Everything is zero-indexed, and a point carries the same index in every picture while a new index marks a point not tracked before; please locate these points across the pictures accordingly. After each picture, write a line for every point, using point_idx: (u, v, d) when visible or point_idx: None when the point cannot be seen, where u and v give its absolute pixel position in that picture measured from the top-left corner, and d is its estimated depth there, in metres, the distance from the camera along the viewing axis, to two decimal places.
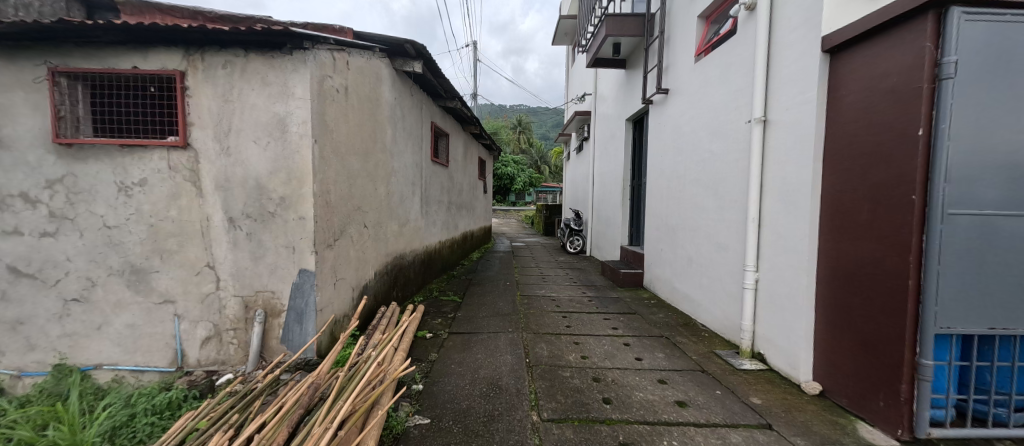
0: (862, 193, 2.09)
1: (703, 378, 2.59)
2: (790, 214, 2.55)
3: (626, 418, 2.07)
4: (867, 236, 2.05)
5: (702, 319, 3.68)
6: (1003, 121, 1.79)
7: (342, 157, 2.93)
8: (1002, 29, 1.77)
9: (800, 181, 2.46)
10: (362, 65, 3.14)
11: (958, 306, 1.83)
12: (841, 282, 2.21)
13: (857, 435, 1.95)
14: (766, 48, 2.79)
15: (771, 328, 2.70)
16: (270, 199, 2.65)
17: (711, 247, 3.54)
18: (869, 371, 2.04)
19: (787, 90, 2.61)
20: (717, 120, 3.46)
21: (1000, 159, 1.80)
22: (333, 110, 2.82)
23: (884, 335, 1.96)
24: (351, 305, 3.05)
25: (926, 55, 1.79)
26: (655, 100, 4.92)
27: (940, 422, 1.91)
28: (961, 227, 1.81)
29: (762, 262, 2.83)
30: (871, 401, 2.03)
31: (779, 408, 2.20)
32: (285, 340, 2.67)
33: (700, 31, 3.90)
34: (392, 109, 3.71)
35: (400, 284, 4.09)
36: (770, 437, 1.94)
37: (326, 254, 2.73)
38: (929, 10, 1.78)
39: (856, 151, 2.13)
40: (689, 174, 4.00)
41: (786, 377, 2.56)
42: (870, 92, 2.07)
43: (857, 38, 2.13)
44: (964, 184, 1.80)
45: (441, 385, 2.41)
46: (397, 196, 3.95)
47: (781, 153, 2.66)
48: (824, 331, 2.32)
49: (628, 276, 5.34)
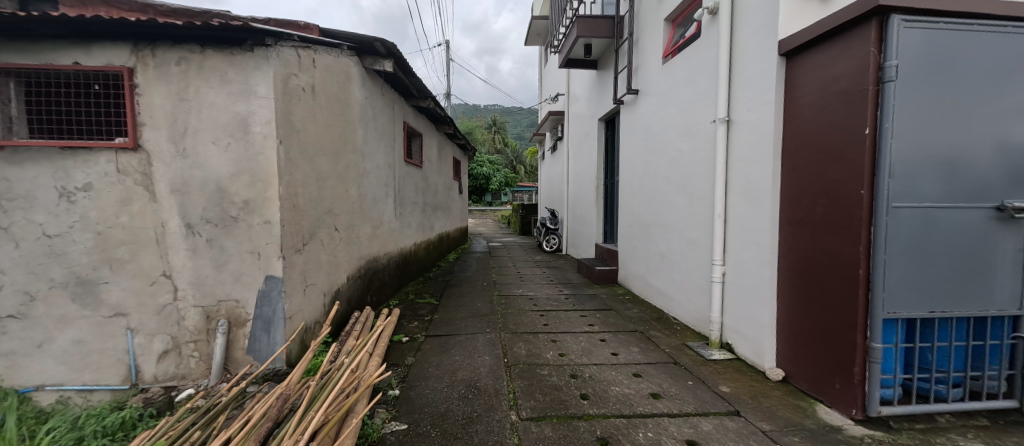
0: (817, 189, 2.22)
1: (676, 370, 2.67)
2: (754, 210, 2.66)
3: (603, 413, 2.11)
4: (822, 229, 2.18)
5: (674, 313, 3.81)
6: (937, 120, 1.95)
7: (311, 158, 2.84)
8: (935, 35, 1.93)
9: (761, 178, 2.59)
10: (330, 63, 3.04)
11: (902, 291, 1.97)
12: (800, 273, 2.33)
13: (817, 417, 2.06)
14: (728, 50, 2.90)
15: (738, 318, 2.82)
16: (232, 203, 2.52)
17: (681, 243, 3.65)
18: (828, 356, 2.16)
19: (748, 91, 2.74)
20: (685, 120, 3.58)
21: (937, 156, 1.96)
22: (299, 110, 2.72)
23: (838, 322, 2.09)
24: (323, 311, 2.95)
25: (870, 59, 1.93)
26: (626, 100, 5.05)
27: (889, 400, 2.06)
28: (905, 219, 1.95)
29: (729, 255, 2.95)
30: (828, 384, 2.16)
31: (747, 395, 2.30)
32: (252, 351, 2.55)
33: (666, 34, 4.02)
34: (363, 109, 3.62)
35: (374, 288, 3.98)
36: (738, 423, 2.03)
37: (294, 259, 2.64)
38: (873, 17, 1.92)
39: (811, 149, 2.25)
40: (660, 172, 4.12)
41: (752, 365, 2.68)
42: (822, 94, 2.19)
43: (810, 44, 2.26)
44: (906, 179, 1.94)
45: (418, 389, 2.38)
46: (370, 198, 3.85)
47: (744, 151, 2.78)
48: (786, 320, 2.45)
49: (603, 274, 5.44)
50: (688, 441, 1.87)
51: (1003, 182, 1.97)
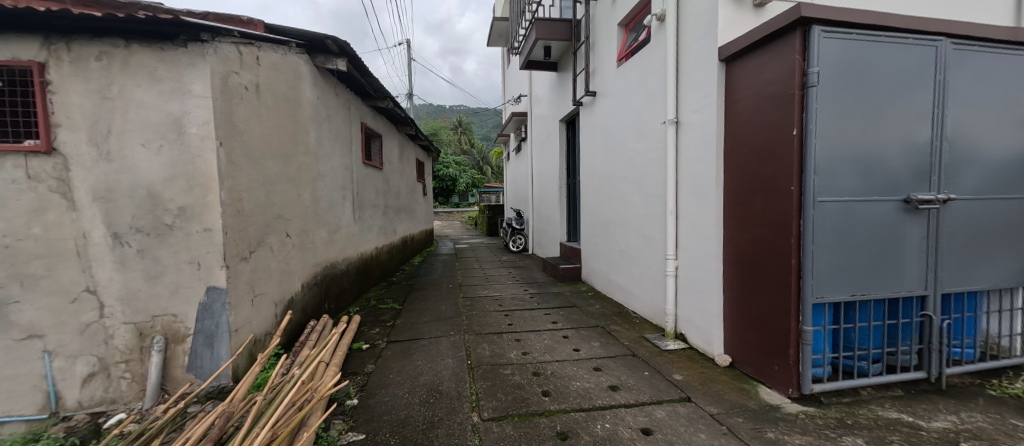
0: (754, 185, 2.38)
1: (633, 362, 2.77)
2: (701, 206, 2.82)
3: (564, 408, 2.15)
4: (760, 223, 2.35)
5: (633, 307, 3.95)
6: (853, 122, 2.15)
7: (258, 161, 2.70)
8: (851, 45, 2.13)
9: (706, 177, 2.75)
10: (277, 61, 2.91)
11: (828, 278, 2.16)
12: (743, 264, 2.49)
13: (759, 398, 2.22)
14: (675, 55, 3.06)
15: (690, 309, 2.98)
16: (167, 210, 2.34)
17: (638, 239, 3.79)
18: (767, 340, 2.32)
19: (693, 94, 2.90)
20: (639, 121, 3.72)
21: (854, 154, 2.16)
22: (242, 110, 2.58)
23: (775, 308, 2.26)
24: (275, 321, 2.80)
25: (795, 65, 2.10)
26: (584, 102, 5.18)
27: (819, 378, 2.24)
28: (829, 212, 2.14)
29: (680, 250, 3.10)
30: (768, 367, 2.33)
31: (697, 382, 2.44)
32: (193, 368, 2.38)
33: (620, 39, 4.17)
34: (316, 109, 3.47)
35: (332, 296, 3.83)
36: (688, 408, 2.14)
37: (240, 268, 2.50)
38: (797, 27, 2.09)
39: (749, 149, 2.42)
40: (618, 172, 4.26)
41: (703, 353, 2.84)
42: (756, 97, 2.36)
43: (745, 50, 2.42)
44: (828, 175, 2.13)
45: (378, 397, 2.31)
46: (326, 202, 3.70)
47: (691, 151, 2.93)
48: (732, 309, 2.62)
49: (567, 272, 5.56)
50: (642, 429, 1.95)
51: (909, 178, 2.22)
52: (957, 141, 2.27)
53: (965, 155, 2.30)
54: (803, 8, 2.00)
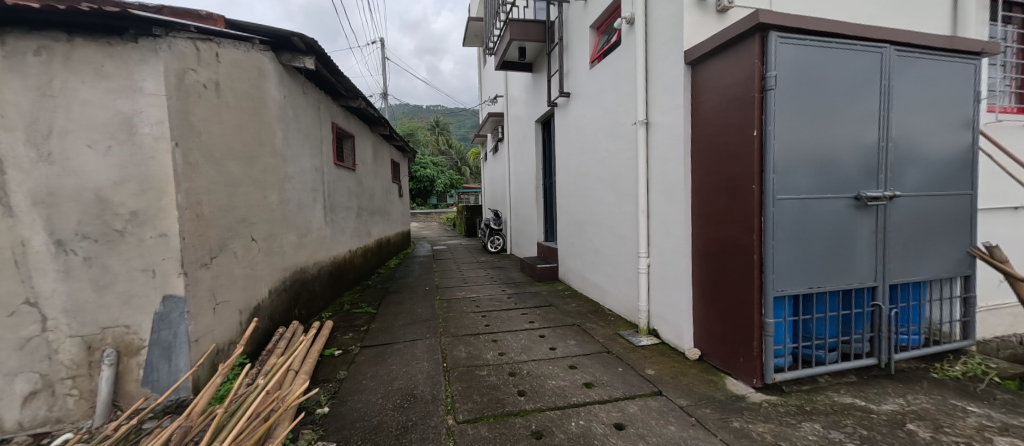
0: (720, 184, 2.47)
1: (608, 359, 2.82)
2: (671, 204, 2.90)
3: (539, 407, 2.16)
4: (725, 221, 2.44)
5: (608, 304, 4.02)
6: (808, 124, 2.27)
7: (218, 163, 2.58)
8: (805, 51, 2.24)
9: (675, 176, 2.83)
10: (239, 58, 2.79)
11: (788, 272, 2.27)
12: (710, 260, 2.58)
13: (726, 389, 2.30)
14: (644, 58, 3.13)
15: (662, 305, 3.06)
16: (117, 215, 2.20)
17: (612, 238, 3.86)
18: (733, 333, 2.42)
19: (661, 96, 2.98)
20: (611, 122, 3.79)
21: (810, 154, 2.28)
22: (200, 109, 2.46)
23: (740, 302, 2.35)
24: (240, 329, 2.68)
25: (755, 69, 2.20)
26: (559, 103, 5.23)
27: (781, 368, 2.34)
28: (787, 209, 2.25)
29: (652, 248, 3.17)
30: (734, 358, 2.42)
31: (668, 376, 2.50)
32: (148, 382, 2.24)
33: (592, 41, 4.23)
34: (282, 109, 3.35)
35: (303, 301, 3.71)
36: (659, 402, 2.20)
37: (200, 274, 2.38)
38: (756, 33, 2.19)
39: (714, 149, 2.51)
40: (592, 172, 4.33)
41: (675, 347, 2.92)
42: (720, 99, 2.46)
43: (709, 54, 2.51)
44: (786, 174, 2.24)
45: (350, 404, 2.25)
46: (294, 204, 3.58)
47: (660, 151, 3.02)
48: (701, 304, 2.70)
49: (544, 271, 5.60)
50: (615, 424, 1.99)
51: (859, 176, 2.36)
52: (902, 141, 2.43)
53: (909, 155, 2.46)
54: (761, 14, 2.09)
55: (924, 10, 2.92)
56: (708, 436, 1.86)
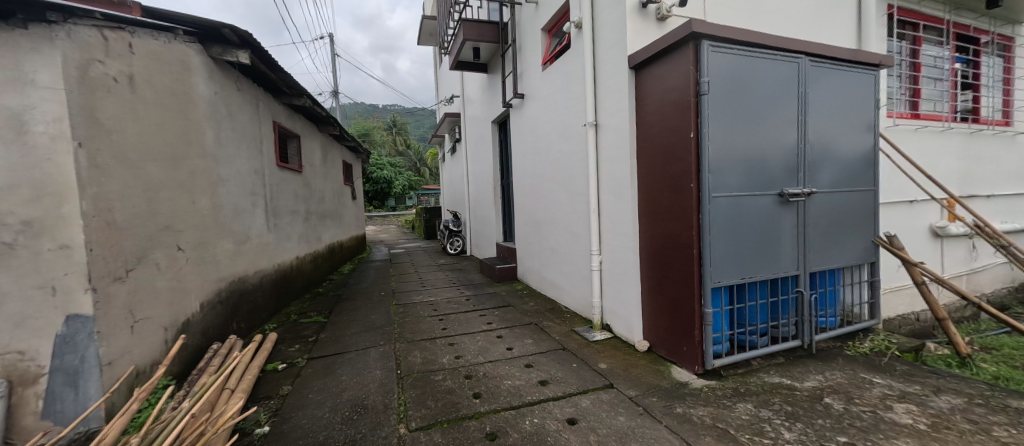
0: (663, 183, 2.61)
1: (563, 355, 2.88)
2: (619, 203, 3.02)
3: (494, 408, 2.16)
4: (668, 218, 2.58)
5: (565, 302, 4.10)
6: (738, 127, 2.45)
7: (135, 165, 2.33)
8: (734, 59, 2.42)
9: (622, 176, 2.94)
10: (158, 50, 2.55)
11: (723, 264, 2.44)
12: (655, 256, 2.71)
13: (671, 378, 2.43)
14: (592, 62, 3.23)
15: (614, 301, 3.17)
16: (5, 225, 1.92)
17: (567, 237, 3.94)
18: (677, 324, 2.56)
19: (608, 99, 3.09)
20: (563, 123, 3.87)
21: (740, 155, 2.46)
22: (110, 105, 2.21)
23: (682, 294, 2.49)
24: (165, 348, 2.44)
25: (690, 75, 2.34)
26: (514, 104, 5.27)
27: (719, 354, 2.51)
28: (721, 206, 2.41)
29: (604, 245, 3.28)
30: (679, 348, 2.56)
31: (620, 369, 2.60)
32: (50, 414, 1.97)
33: (544, 43, 4.30)
34: (213, 106, 3.10)
35: (243, 314, 3.44)
36: (610, 394, 2.27)
37: (113, 290, 2.13)
38: (690, 41, 2.33)
39: (657, 150, 2.64)
40: (547, 172, 4.39)
41: (626, 340, 3.04)
42: (661, 103, 2.59)
43: (651, 60, 2.64)
44: (720, 174, 2.40)
45: (293, 421, 2.12)
46: (230, 209, 3.31)
47: (609, 152, 3.12)
48: (648, 297, 2.83)
49: (503, 271, 5.60)
50: (568, 419, 2.03)
51: (782, 175, 2.58)
52: (817, 143, 2.70)
53: (824, 155, 2.73)
54: (693, 24, 2.23)
55: (833, 25, 3.26)
56: (654, 423, 1.95)
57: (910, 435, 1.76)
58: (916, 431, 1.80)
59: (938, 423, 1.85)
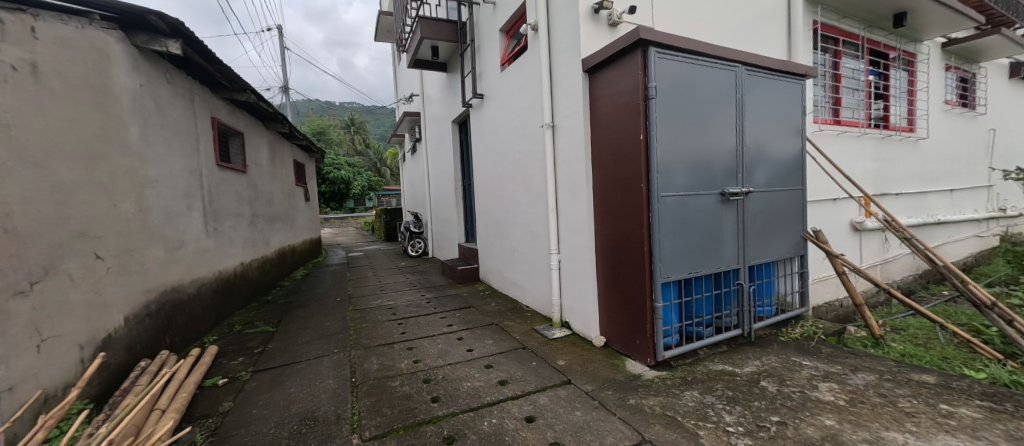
0: (616, 183, 2.70)
1: (523, 354, 2.90)
2: (576, 203, 3.09)
3: (452, 411, 2.13)
4: (620, 217, 2.68)
5: (526, 301, 4.14)
6: (683, 130, 2.59)
7: (40, 164, 2.07)
8: (678, 65, 2.56)
9: (578, 176, 3.02)
10: (68, 36, 2.29)
11: (672, 260, 2.57)
12: (610, 253, 2.81)
13: (626, 371, 2.52)
14: (548, 64, 3.28)
15: (572, 299, 3.24)
16: None
17: (527, 237, 3.98)
18: (630, 319, 2.66)
19: (564, 101, 3.15)
20: (522, 124, 3.91)
21: (685, 156, 2.60)
22: (8, 96, 1.96)
23: (634, 290, 2.60)
24: (81, 369, 2.18)
25: (639, 80, 2.44)
26: (473, 104, 5.24)
27: (669, 346, 2.65)
28: (669, 205, 2.54)
29: (562, 245, 3.34)
30: (632, 341, 2.67)
31: (577, 364, 2.66)
32: None
33: (502, 44, 4.32)
34: (139, 99, 2.83)
35: (178, 326, 3.15)
36: (568, 390, 2.32)
37: (14, 306, 1.88)
38: (638, 47, 2.43)
39: (610, 151, 2.74)
40: (506, 172, 4.41)
41: (584, 337, 3.12)
42: (613, 106, 2.69)
43: (602, 64, 2.73)
44: (667, 174, 2.53)
45: (234, 439, 1.97)
46: (161, 212, 3.03)
47: (565, 153, 3.19)
48: (604, 294, 2.93)
49: (464, 273, 5.56)
50: (526, 417, 2.05)
51: (723, 175, 2.76)
52: (753, 146, 2.91)
53: (759, 157, 2.96)
54: (641, 30, 2.33)
55: (766, 38, 3.54)
56: (608, 416, 2.02)
57: (831, 410, 1.95)
58: (836, 406, 1.99)
59: (854, 398, 2.06)
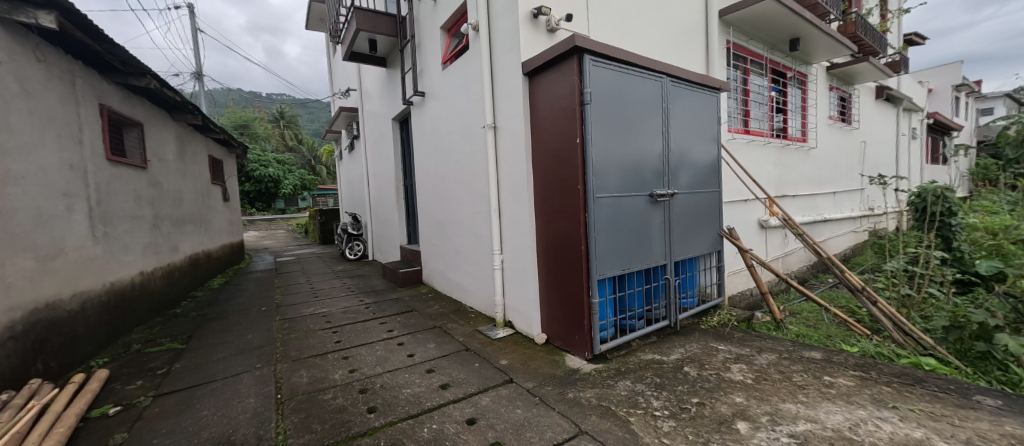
0: (555, 185, 2.79)
1: (466, 356, 2.88)
2: (517, 203, 3.13)
3: (390, 421, 2.05)
4: (560, 217, 2.76)
5: (469, 303, 4.12)
6: (616, 135, 2.75)
7: None
8: (611, 73, 2.70)
9: (519, 177, 3.06)
10: None
11: (607, 258, 2.71)
12: (550, 252, 2.89)
13: (565, 366, 2.61)
14: (489, 65, 3.29)
15: (515, 298, 3.28)
16: None
17: (470, 237, 3.95)
18: (569, 315, 2.76)
19: (505, 102, 3.18)
20: (464, 124, 3.87)
21: (618, 160, 2.76)
22: None
23: (573, 287, 2.70)
24: None
25: (575, 85, 2.54)
26: (414, 102, 5.09)
27: (605, 340, 2.79)
28: (604, 206, 2.68)
29: (505, 245, 3.37)
30: (571, 337, 2.77)
31: (519, 363, 2.70)
32: None
33: (443, 42, 4.24)
34: None
35: (55, 349, 2.67)
36: (510, 389, 2.34)
37: None
38: (574, 54, 2.53)
39: (549, 153, 2.82)
40: (449, 172, 4.34)
41: (526, 335, 3.18)
42: (551, 109, 2.77)
43: (541, 68, 2.80)
44: (602, 176, 2.66)
45: None
46: (29, 214, 2.54)
47: (507, 154, 3.22)
48: (545, 292, 3.00)
49: (407, 276, 5.38)
50: (467, 420, 2.03)
51: (652, 178, 2.98)
52: (677, 152, 3.17)
53: (682, 162, 3.22)
54: (576, 38, 2.42)
55: (688, 53, 3.88)
56: (548, 411, 2.07)
57: (741, 388, 2.19)
58: (744, 384, 2.24)
59: (759, 376, 2.33)
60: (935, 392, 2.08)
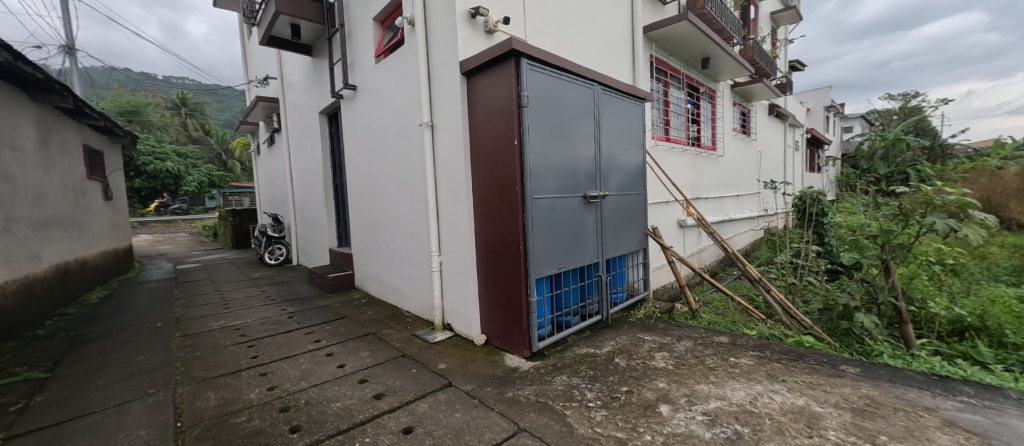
0: (494, 185, 2.80)
1: (402, 363, 2.76)
2: (456, 204, 3.09)
3: (317, 439, 1.89)
4: (499, 218, 2.78)
5: (406, 307, 3.97)
6: (552, 138, 2.83)
7: None
8: (547, 78, 2.79)
9: (458, 178, 3.02)
10: None
11: (544, 257, 2.79)
12: (489, 253, 2.90)
13: (504, 365, 2.63)
14: (426, 61, 3.20)
15: (453, 300, 3.23)
16: None
17: (407, 239, 3.81)
18: (508, 315, 2.79)
19: (443, 100, 3.12)
20: (399, 120, 3.72)
21: (555, 162, 2.86)
22: None
23: (512, 287, 2.73)
24: None
25: (512, 88, 2.57)
26: (344, 95, 4.77)
27: (542, 337, 2.87)
28: (541, 207, 2.75)
29: (443, 246, 3.30)
30: (510, 337, 2.80)
31: (458, 366, 2.66)
32: None
33: (376, 34, 4.04)
34: None
35: None
36: (449, 393, 2.30)
37: None
38: (512, 57, 2.57)
39: (488, 154, 2.82)
40: (384, 171, 4.15)
41: (465, 337, 3.15)
42: (489, 110, 2.78)
43: (479, 68, 2.79)
44: (539, 178, 2.74)
45: None
46: None
47: (445, 153, 3.16)
48: (484, 293, 3.00)
49: (337, 280, 5.03)
50: (404, 429, 1.95)
51: (585, 180, 3.13)
52: (607, 155, 3.37)
53: (612, 165, 3.43)
54: (513, 41, 2.46)
55: (616, 64, 4.14)
56: (488, 412, 2.07)
57: (663, 374, 2.39)
58: (666, 369, 2.46)
59: (678, 362, 2.57)
60: (813, 365, 2.47)
